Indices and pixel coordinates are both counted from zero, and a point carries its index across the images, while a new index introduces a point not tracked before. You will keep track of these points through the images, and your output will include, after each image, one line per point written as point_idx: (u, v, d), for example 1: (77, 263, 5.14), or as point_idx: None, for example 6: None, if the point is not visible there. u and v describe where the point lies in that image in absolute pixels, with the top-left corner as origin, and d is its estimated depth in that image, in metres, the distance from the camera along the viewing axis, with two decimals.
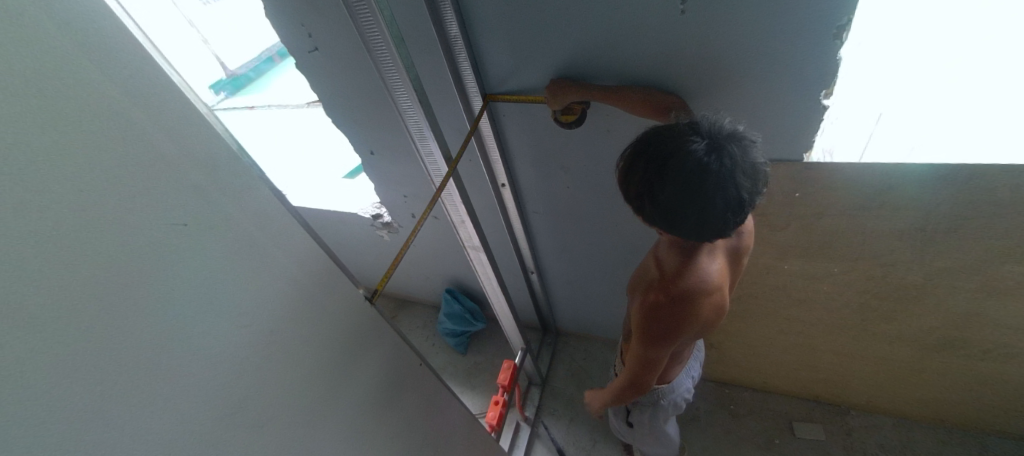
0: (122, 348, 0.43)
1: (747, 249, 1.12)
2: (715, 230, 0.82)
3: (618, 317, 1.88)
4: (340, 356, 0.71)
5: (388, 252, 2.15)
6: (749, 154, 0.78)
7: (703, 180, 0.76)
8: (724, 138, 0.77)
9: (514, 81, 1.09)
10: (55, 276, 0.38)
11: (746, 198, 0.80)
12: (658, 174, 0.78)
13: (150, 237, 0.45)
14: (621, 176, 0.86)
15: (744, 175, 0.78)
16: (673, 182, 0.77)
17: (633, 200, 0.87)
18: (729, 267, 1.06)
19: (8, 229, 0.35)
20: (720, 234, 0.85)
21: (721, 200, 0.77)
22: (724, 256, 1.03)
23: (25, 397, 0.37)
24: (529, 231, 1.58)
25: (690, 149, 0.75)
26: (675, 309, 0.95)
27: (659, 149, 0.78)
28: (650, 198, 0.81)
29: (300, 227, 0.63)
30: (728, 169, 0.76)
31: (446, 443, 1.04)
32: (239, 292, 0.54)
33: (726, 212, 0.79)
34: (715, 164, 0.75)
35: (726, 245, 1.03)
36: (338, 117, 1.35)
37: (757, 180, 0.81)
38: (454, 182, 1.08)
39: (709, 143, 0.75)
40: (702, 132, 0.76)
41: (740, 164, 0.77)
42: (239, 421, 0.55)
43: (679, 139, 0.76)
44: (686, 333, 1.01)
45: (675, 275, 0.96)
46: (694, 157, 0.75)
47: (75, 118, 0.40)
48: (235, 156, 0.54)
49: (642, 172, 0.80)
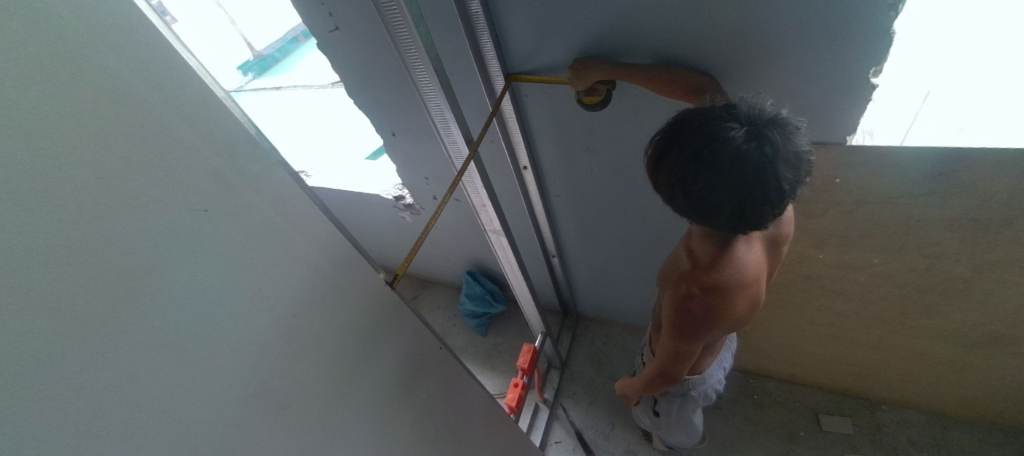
0: (148, 332, 0.44)
1: (787, 237, 1.06)
2: (751, 221, 0.78)
3: (639, 303, 1.85)
4: (361, 341, 0.72)
5: (411, 233, 2.17)
6: (794, 142, 0.73)
7: (741, 170, 0.71)
8: (766, 123, 0.72)
9: (537, 60, 1.04)
10: (78, 263, 0.39)
11: (787, 189, 0.75)
12: (693, 163, 0.73)
13: (171, 223, 0.45)
14: (653, 165, 0.82)
15: (786, 165, 0.73)
16: (708, 172, 0.73)
17: (663, 189, 0.82)
18: (766, 258, 1.01)
19: (33, 218, 0.36)
20: (756, 226, 0.80)
21: (761, 192, 0.73)
22: (762, 246, 0.98)
23: (58, 379, 0.38)
24: (551, 215, 1.55)
25: (728, 137, 0.70)
26: (706, 302, 0.92)
27: (694, 136, 0.73)
28: (683, 188, 0.76)
29: (319, 212, 0.63)
30: (769, 158, 0.71)
31: (466, 425, 1.06)
32: (261, 277, 0.55)
33: (765, 203, 0.74)
34: (755, 153, 0.70)
35: (763, 234, 0.98)
36: (360, 98, 1.35)
37: (800, 170, 0.75)
38: (475, 165, 1.06)
39: (750, 131, 0.70)
40: (741, 118, 0.72)
41: (783, 153, 0.71)
42: (263, 402, 0.56)
43: (717, 127, 0.71)
44: (720, 326, 0.98)
45: (708, 268, 0.92)
46: (733, 145, 0.70)
47: (91, 105, 0.39)
48: (253, 139, 0.53)
49: (674, 161, 0.76)
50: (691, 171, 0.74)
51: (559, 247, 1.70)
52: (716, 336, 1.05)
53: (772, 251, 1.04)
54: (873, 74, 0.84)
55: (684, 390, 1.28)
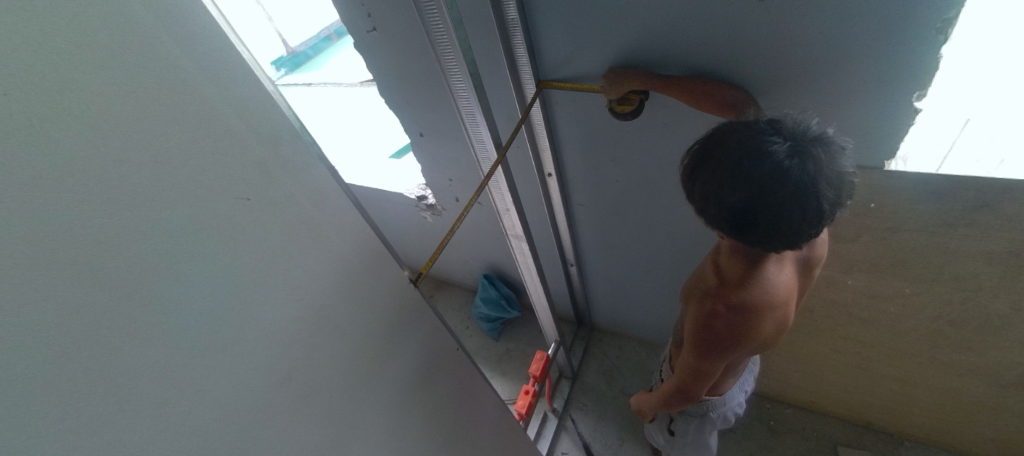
0: (187, 313, 0.45)
1: (819, 261, 1.03)
2: (786, 240, 0.76)
3: (656, 318, 1.82)
4: (382, 337, 0.73)
5: (430, 233, 2.19)
6: (836, 162, 0.71)
7: (781, 185, 0.70)
8: (810, 141, 0.71)
9: (569, 68, 1.05)
10: (129, 243, 0.40)
11: (826, 210, 0.73)
12: (731, 175, 0.72)
13: (216, 209, 0.47)
14: (688, 175, 0.81)
15: (827, 185, 0.71)
16: (745, 185, 0.71)
17: (697, 201, 0.81)
18: (797, 280, 0.99)
19: (92, 197, 0.38)
20: (790, 246, 0.79)
21: (799, 209, 0.71)
22: (794, 267, 0.96)
23: (102, 353, 0.40)
24: (572, 223, 1.55)
25: (769, 150, 0.69)
26: (732, 320, 0.90)
27: (733, 147, 0.72)
28: (717, 200, 0.75)
29: (352, 207, 0.64)
30: (810, 176, 0.69)
31: (477, 429, 1.06)
32: (294, 267, 0.56)
33: (801, 222, 0.73)
34: (795, 170, 0.69)
35: (796, 256, 0.95)
36: (391, 98, 1.37)
37: (841, 192, 0.74)
38: (502, 170, 1.07)
39: (791, 147, 0.69)
40: (784, 133, 0.71)
41: (825, 171, 0.70)
42: (286, 389, 0.58)
43: (758, 140, 0.71)
44: (745, 345, 0.96)
45: (737, 285, 0.90)
46: (774, 159, 0.69)
47: (152, 92, 0.41)
48: (296, 133, 0.55)
49: (711, 171, 0.75)
50: (727, 182, 0.73)
51: (578, 255, 1.69)
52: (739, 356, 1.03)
53: (803, 274, 1.01)
54: (918, 98, 0.82)
55: (703, 412, 1.25)
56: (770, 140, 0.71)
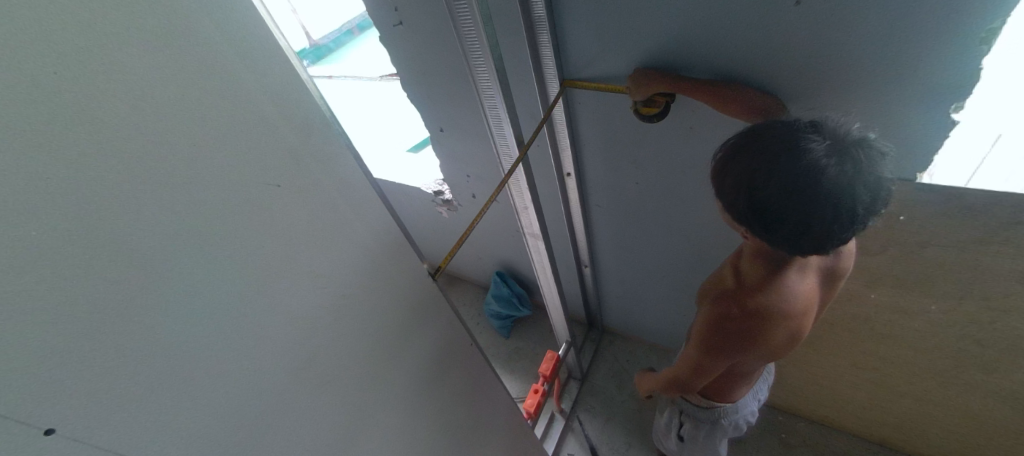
0: (216, 295, 0.46)
1: (845, 273, 1.00)
2: (813, 243, 0.74)
3: (669, 323, 1.80)
4: (401, 327, 0.73)
5: (446, 228, 2.20)
6: (876, 168, 0.69)
7: (816, 183, 0.69)
8: (851, 143, 0.69)
9: (594, 67, 1.04)
10: (165, 224, 0.41)
11: (860, 215, 0.72)
12: (766, 167, 0.71)
13: (247, 194, 0.47)
14: (719, 168, 0.79)
15: (863, 188, 0.70)
16: (781, 181, 0.70)
17: (726, 194, 0.79)
18: (820, 290, 0.96)
19: (131, 176, 0.38)
20: (818, 250, 0.77)
21: (832, 209, 0.70)
22: (817, 277, 0.94)
23: (137, 330, 0.41)
24: (589, 224, 1.54)
25: (808, 147, 0.68)
26: (745, 322, 0.89)
27: (772, 142, 0.71)
28: (750, 195, 0.74)
29: (376, 198, 0.64)
30: (848, 177, 0.68)
31: (487, 425, 1.06)
32: (319, 255, 0.57)
33: (835, 224, 0.71)
34: (836, 170, 0.68)
35: (821, 265, 0.93)
36: (414, 92, 1.38)
37: (878, 200, 0.72)
38: (523, 168, 1.06)
39: (832, 146, 0.68)
40: (825, 133, 0.70)
41: (864, 174, 0.69)
42: (306, 375, 0.59)
43: (798, 137, 0.70)
44: (756, 349, 0.95)
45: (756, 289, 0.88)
46: (812, 156, 0.68)
47: (190, 77, 0.42)
48: (327, 122, 0.55)
49: (745, 163, 0.73)
50: (761, 177, 0.71)
51: (593, 257, 1.68)
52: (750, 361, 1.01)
53: (827, 284, 0.99)
54: (954, 110, 0.80)
55: (714, 417, 1.24)
56: (809, 138, 0.70)
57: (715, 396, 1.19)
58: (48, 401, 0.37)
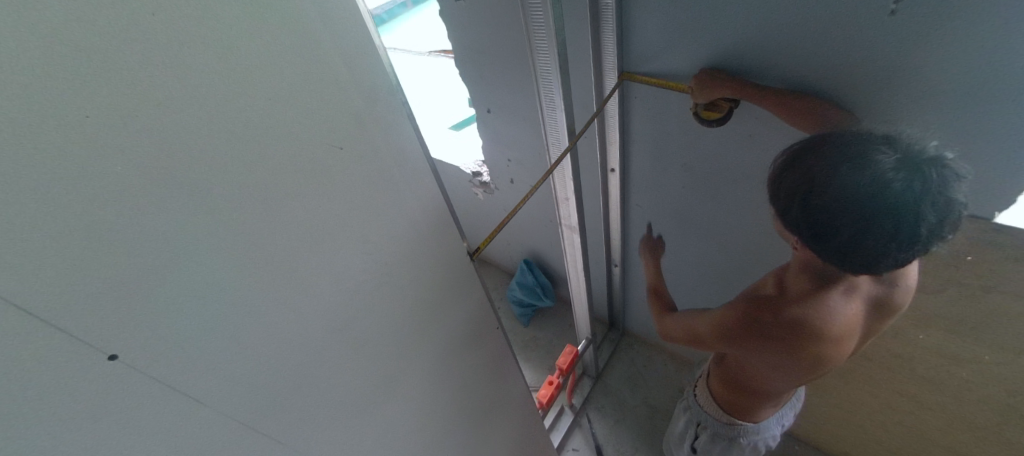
0: (273, 249, 0.48)
1: (896, 309, 0.94)
2: (862, 259, 0.70)
3: (694, 334, 1.76)
4: (436, 302, 0.74)
5: (478, 210, 2.21)
6: (949, 188, 0.64)
7: (878, 198, 0.64)
8: (926, 160, 0.63)
9: (657, 62, 0.99)
10: (235, 173, 0.42)
11: (922, 236, 0.66)
12: (826, 176, 0.66)
13: (310, 153, 0.48)
14: (776, 174, 0.75)
15: (932, 209, 0.64)
16: (838, 188, 0.66)
17: (779, 201, 0.75)
18: (866, 318, 0.91)
19: (210, 123, 0.39)
20: (869, 269, 0.73)
21: (892, 227, 0.65)
22: (867, 305, 0.88)
23: (200, 272, 0.42)
24: (625, 223, 1.50)
25: (876, 160, 0.63)
26: (767, 325, 0.88)
27: (836, 147, 0.67)
28: (803, 200, 0.70)
29: (429, 172, 0.64)
30: (915, 195, 0.63)
31: (502, 408, 1.07)
32: (370, 222, 0.57)
33: (890, 241, 0.67)
34: (901, 183, 0.63)
35: (872, 294, 0.88)
36: (467, 70, 1.37)
37: (946, 222, 0.66)
38: (570, 158, 1.04)
39: (902, 159, 0.63)
40: (897, 148, 0.64)
41: (934, 194, 0.63)
42: (343, 336, 0.60)
43: (866, 146, 0.65)
44: (773, 358, 0.93)
45: (794, 301, 0.86)
46: (878, 169, 0.63)
47: (272, 31, 0.42)
48: (392, 90, 0.55)
49: (805, 171, 0.69)
50: (816, 182, 0.68)
51: (624, 257, 1.65)
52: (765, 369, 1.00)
53: (873, 317, 0.93)
54: None
55: (731, 433, 1.20)
56: (878, 148, 0.65)
57: (737, 411, 1.17)
58: (113, 328, 0.38)
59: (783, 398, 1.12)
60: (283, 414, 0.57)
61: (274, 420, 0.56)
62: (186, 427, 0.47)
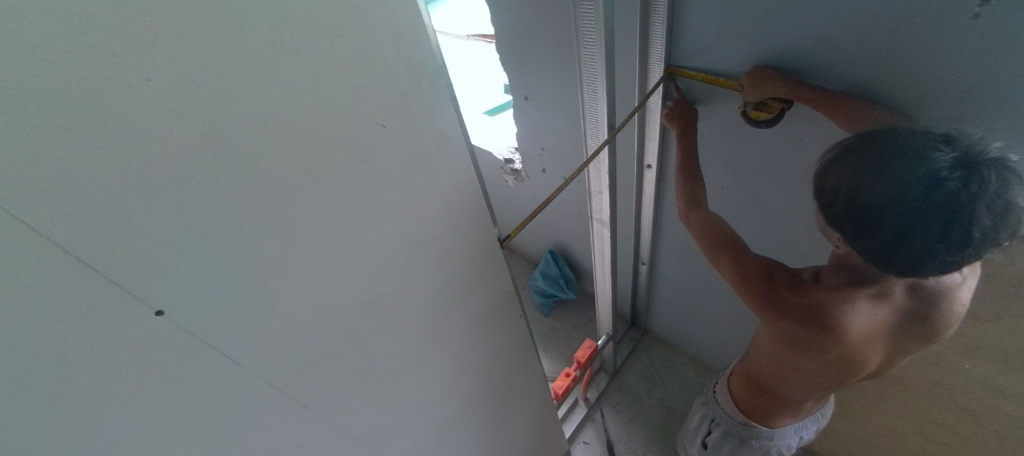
0: (312, 221, 0.49)
1: (933, 339, 0.84)
2: (904, 260, 0.64)
3: (719, 341, 1.71)
4: (463, 286, 0.74)
5: (508, 197, 2.21)
6: (1010, 191, 0.58)
7: (930, 197, 0.59)
8: (986, 161, 0.58)
9: (707, 57, 0.95)
10: (282, 145, 0.43)
11: (975, 239, 0.60)
12: (874, 172, 0.61)
13: (355, 129, 0.48)
14: (820, 170, 0.70)
15: (988, 210, 0.58)
16: (887, 183, 0.60)
17: (820, 198, 0.70)
18: (894, 338, 0.82)
19: (262, 94, 0.40)
20: (910, 273, 0.66)
21: (942, 227, 0.60)
22: (909, 320, 0.79)
23: (244, 239, 0.44)
24: (658, 221, 1.47)
25: (930, 158, 0.58)
26: (782, 300, 0.83)
27: (888, 140, 0.61)
28: (848, 195, 0.65)
29: (466, 156, 0.63)
30: (970, 196, 0.58)
31: (519, 395, 1.08)
32: (405, 202, 0.57)
33: (936, 242, 0.61)
34: (958, 184, 0.57)
35: (910, 313, 0.79)
36: (508, 56, 1.36)
37: (1002, 227, 0.60)
38: (609, 151, 1.02)
39: (961, 158, 0.58)
40: (955, 147, 0.59)
41: (991, 195, 0.58)
42: (372, 311, 0.61)
43: (921, 142, 0.60)
44: (780, 339, 0.88)
45: (820, 289, 0.80)
46: (932, 167, 0.58)
47: (326, 7, 0.42)
48: (438, 71, 0.54)
49: (852, 167, 0.64)
50: (864, 175, 0.62)
51: (653, 256, 1.61)
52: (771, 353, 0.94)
53: (904, 341, 0.84)
54: None
55: (745, 433, 1.15)
56: (936, 145, 0.59)
57: (755, 415, 1.12)
58: (164, 286, 0.40)
59: (801, 409, 1.05)
60: (313, 381, 0.60)
61: (305, 387, 0.59)
62: (224, 385, 0.50)
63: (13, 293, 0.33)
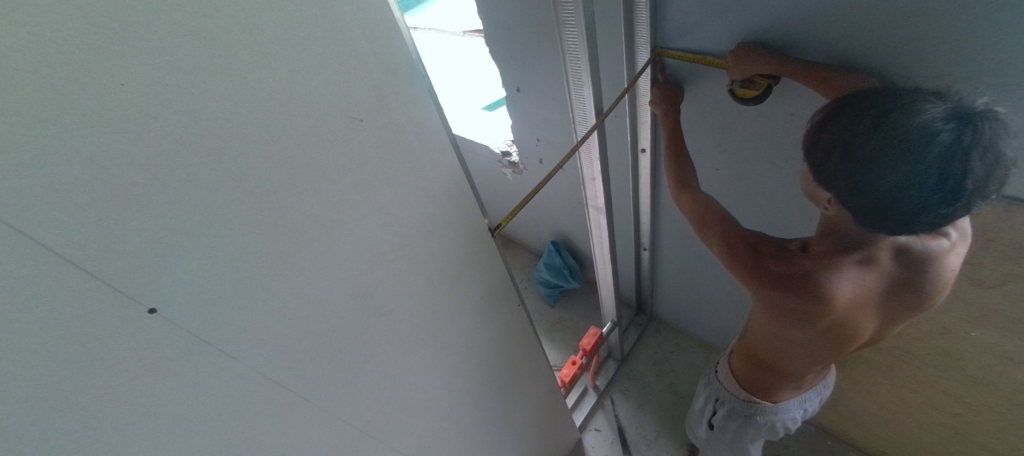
0: (297, 216, 0.50)
1: (925, 306, 0.84)
2: (899, 217, 0.62)
3: (725, 322, 1.70)
4: (456, 277, 0.75)
5: (508, 191, 2.21)
6: (1000, 141, 0.57)
7: (926, 147, 0.56)
8: (979, 111, 0.56)
9: (692, 36, 0.94)
10: (259, 142, 0.44)
11: (968, 192, 0.59)
12: (869, 126, 0.60)
13: (332, 125, 0.50)
14: (811, 131, 0.69)
15: (981, 160, 0.56)
16: (881, 137, 0.58)
17: (813, 159, 0.68)
18: (885, 305, 0.82)
19: (235, 93, 0.41)
20: (903, 231, 0.64)
21: (937, 178, 0.57)
22: (899, 286, 0.79)
23: (228, 235, 0.45)
24: (656, 205, 1.46)
25: (923, 109, 0.56)
26: (770, 271, 0.83)
27: (876, 98, 0.60)
28: (842, 151, 0.63)
29: (448, 147, 0.64)
30: (965, 145, 0.55)
31: (522, 383, 1.09)
32: (388, 194, 0.59)
33: (932, 196, 0.59)
34: (952, 135, 0.55)
35: (900, 280, 0.78)
36: (497, 48, 1.36)
37: (992, 179, 0.58)
38: (598, 136, 1.02)
39: (954, 110, 0.56)
40: (947, 99, 0.57)
41: (984, 145, 0.56)
42: (365, 303, 0.63)
43: (909, 98, 0.58)
44: (770, 311, 0.88)
45: (808, 258, 0.80)
46: (926, 116, 0.56)
47: (293, 5, 0.42)
48: (412, 64, 0.55)
49: (846, 123, 0.62)
50: (860, 132, 0.60)
51: (654, 241, 1.61)
52: (764, 326, 0.94)
53: (896, 308, 0.83)
54: None
55: (750, 411, 1.15)
56: (925, 100, 0.58)
57: (755, 389, 1.12)
58: (153, 284, 0.42)
59: (798, 383, 1.04)
60: (310, 374, 0.61)
61: (303, 380, 0.60)
62: (221, 380, 0.51)
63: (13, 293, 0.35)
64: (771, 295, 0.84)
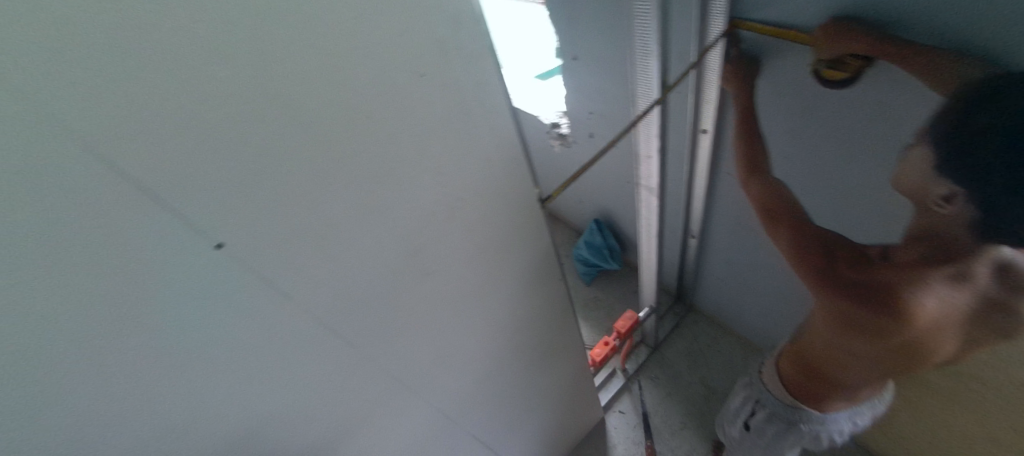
0: (352, 169, 0.50)
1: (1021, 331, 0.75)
2: None
3: (771, 322, 1.62)
4: (502, 245, 0.74)
5: (555, 164, 2.17)
6: None
7: None
8: None
9: (781, 7, 0.84)
10: (319, 90, 0.44)
11: None
12: None
13: (392, 78, 0.48)
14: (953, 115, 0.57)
15: None
16: None
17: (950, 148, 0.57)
18: (973, 326, 0.74)
19: (295, 35, 0.40)
20: None
21: None
22: (995, 306, 0.70)
23: (286, 182, 0.46)
24: (711, 191, 1.38)
25: None
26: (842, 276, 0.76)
27: None
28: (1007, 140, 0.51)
29: (507, 111, 0.61)
30: None
31: (554, 356, 1.09)
32: (441, 156, 0.57)
33: None
34: None
35: (997, 299, 0.70)
36: (558, 12, 1.28)
37: None
38: (660, 112, 0.96)
39: None
40: None
41: None
42: (411, 263, 0.63)
43: None
44: (836, 317, 0.81)
45: (888, 266, 0.73)
46: None
47: None
48: (475, 18, 0.52)
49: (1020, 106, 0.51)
50: None
51: (704, 228, 1.53)
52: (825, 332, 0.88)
53: (983, 330, 0.75)
54: None
55: (791, 416, 1.10)
56: None
57: (801, 395, 1.07)
58: (219, 222, 0.43)
59: (851, 393, 0.98)
60: (355, 325, 0.63)
61: (349, 328, 0.63)
62: (274, 318, 0.54)
63: (88, 219, 0.37)
64: (843, 302, 0.78)
